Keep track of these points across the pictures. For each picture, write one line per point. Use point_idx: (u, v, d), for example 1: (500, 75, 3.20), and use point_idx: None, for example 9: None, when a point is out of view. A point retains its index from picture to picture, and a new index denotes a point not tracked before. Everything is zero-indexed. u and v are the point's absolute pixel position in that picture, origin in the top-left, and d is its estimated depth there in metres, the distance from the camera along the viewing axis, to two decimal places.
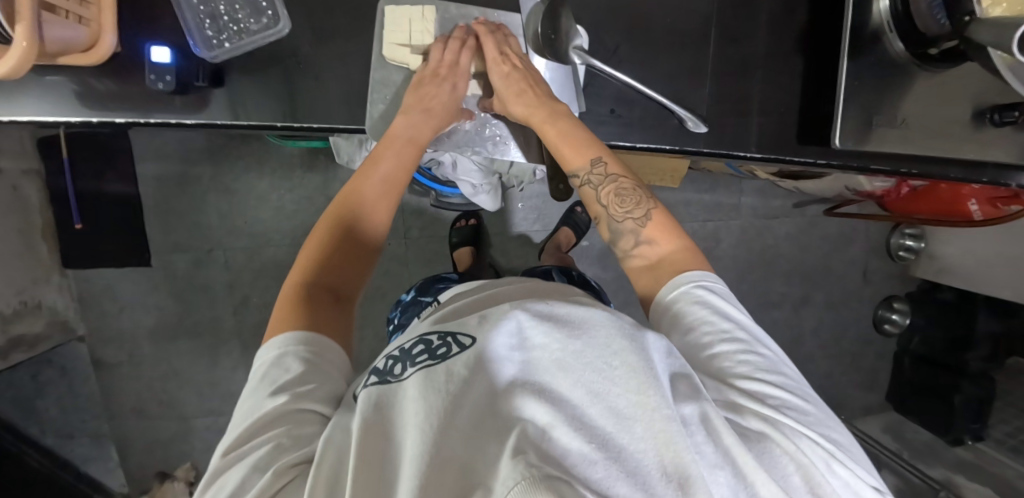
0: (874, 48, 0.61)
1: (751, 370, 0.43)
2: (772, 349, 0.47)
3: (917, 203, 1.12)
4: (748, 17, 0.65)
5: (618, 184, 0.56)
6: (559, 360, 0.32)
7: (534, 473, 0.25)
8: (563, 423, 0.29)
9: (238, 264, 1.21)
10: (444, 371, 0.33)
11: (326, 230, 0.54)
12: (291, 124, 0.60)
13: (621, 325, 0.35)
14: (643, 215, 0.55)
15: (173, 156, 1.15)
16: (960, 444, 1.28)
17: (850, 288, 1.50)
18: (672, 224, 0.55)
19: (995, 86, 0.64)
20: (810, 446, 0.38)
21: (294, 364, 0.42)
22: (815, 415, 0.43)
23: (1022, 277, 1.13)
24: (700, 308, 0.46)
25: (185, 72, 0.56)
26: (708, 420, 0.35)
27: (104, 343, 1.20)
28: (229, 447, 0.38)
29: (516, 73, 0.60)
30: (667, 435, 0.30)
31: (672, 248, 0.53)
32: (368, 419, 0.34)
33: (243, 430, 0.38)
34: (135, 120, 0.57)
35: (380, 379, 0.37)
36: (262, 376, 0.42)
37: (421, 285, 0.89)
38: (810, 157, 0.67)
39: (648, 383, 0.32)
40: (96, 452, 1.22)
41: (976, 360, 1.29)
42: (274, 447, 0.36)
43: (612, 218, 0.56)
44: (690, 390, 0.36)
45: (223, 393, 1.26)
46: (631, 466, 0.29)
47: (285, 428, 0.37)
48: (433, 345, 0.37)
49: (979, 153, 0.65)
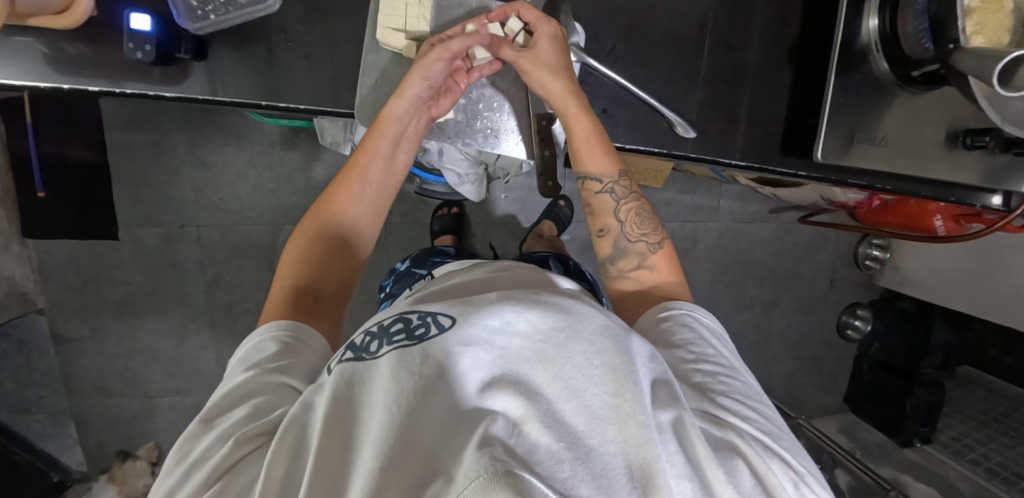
0: (862, 66, 0.63)
1: (729, 390, 0.45)
2: (748, 379, 0.48)
3: (887, 216, 1.17)
4: (743, 25, 0.66)
5: (639, 205, 0.60)
6: (542, 353, 0.33)
7: (498, 467, 0.25)
8: (536, 420, 0.30)
9: (212, 241, 1.17)
10: (419, 353, 0.33)
11: (310, 230, 0.55)
12: (274, 104, 0.58)
13: (609, 326, 0.36)
14: (656, 242, 0.59)
15: (146, 125, 1.10)
16: (910, 445, 1.36)
17: (817, 294, 1.55)
18: (675, 260, 0.60)
19: (970, 111, 0.66)
20: (782, 470, 0.40)
21: (271, 346, 0.44)
22: (786, 442, 0.44)
23: (980, 293, 1.19)
24: (687, 331, 0.50)
25: (165, 42, 0.52)
26: (680, 427, 0.36)
27: (67, 316, 1.16)
28: (204, 415, 0.40)
29: (556, 52, 0.58)
30: (637, 439, 0.31)
31: (668, 278, 0.58)
32: (338, 398, 0.34)
33: (217, 401, 0.40)
34: (108, 89, 0.55)
35: (355, 355, 0.36)
36: (242, 358, 0.44)
37: (418, 256, 0.89)
38: (792, 168, 0.69)
39: (626, 386, 0.33)
40: (54, 427, 1.19)
41: (929, 368, 1.37)
42: (242, 417, 0.38)
43: (625, 235, 0.59)
44: (667, 397, 0.37)
45: (189, 373, 1.23)
46: (597, 468, 0.29)
47: (256, 399, 0.39)
48: (410, 322, 0.36)
49: (949, 174, 0.68)
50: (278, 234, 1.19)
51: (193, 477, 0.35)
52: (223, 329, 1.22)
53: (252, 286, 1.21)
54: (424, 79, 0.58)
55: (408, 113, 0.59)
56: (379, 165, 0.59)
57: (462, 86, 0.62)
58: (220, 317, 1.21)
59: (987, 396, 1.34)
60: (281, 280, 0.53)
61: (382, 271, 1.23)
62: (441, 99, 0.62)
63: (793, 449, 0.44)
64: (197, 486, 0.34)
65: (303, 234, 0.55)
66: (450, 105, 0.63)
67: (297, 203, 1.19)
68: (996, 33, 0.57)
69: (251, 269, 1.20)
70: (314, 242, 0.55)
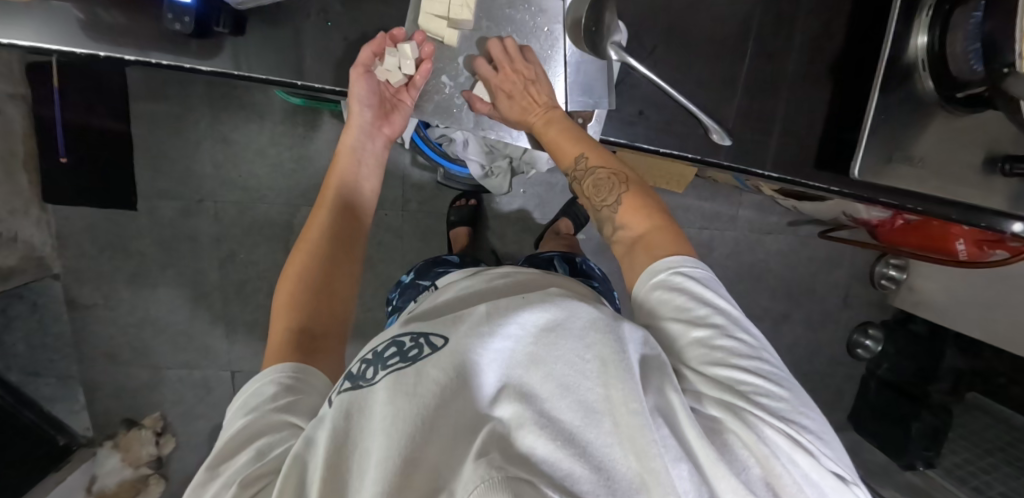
0: (905, 84, 0.61)
1: (728, 355, 0.44)
2: (752, 334, 0.47)
3: (907, 235, 1.14)
4: (785, 34, 0.65)
5: (593, 172, 0.58)
6: (534, 355, 0.34)
7: (494, 475, 0.26)
8: (532, 424, 0.30)
9: (229, 218, 1.17)
10: (413, 373, 0.34)
11: (301, 271, 0.55)
12: (308, 84, 0.58)
13: (598, 317, 0.36)
14: (615, 203, 0.57)
15: (170, 97, 1.10)
16: (912, 468, 1.37)
17: (830, 310, 1.54)
18: (645, 204, 0.56)
19: (1010, 136, 0.64)
20: (776, 433, 0.39)
21: (269, 388, 0.44)
22: (791, 401, 0.43)
23: (997, 319, 1.17)
24: (678, 295, 0.47)
25: (204, 15, 0.52)
26: (670, 411, 0.36)
27: (81, 283, 1.16)
28: (210, 462, 0.38)
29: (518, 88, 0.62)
30: (632, 428, 0.31)
31: (646, 227, 0.54)
32: (337, 430, 0.33)
33: (219, 449, 0.39)
34: (140, 58, 0.54)
35: (352, 384, 0.37)
36: (241, 404, 0.44)
37: (421, 268, 0.88)
38: (824, 183, 0.67)
39: (617, 375, 0.32)
40: (62, 393, 1.20)
41: (936, 392, 1.39)
42: (247, 461, 0.37)
43: (594, 208, 0.59)
44: (658, 381, 0.37)
45: (199, 347, 1.23)
46: (597, 462, 0.30)
47: (259, 441, 0.39)
48: (404, 347, 0.37)
49: (984, 199, 0.66)
50: (295, 214, 1.19)
51: None
52: (234, 306, 1.22)
53: (265, 265, 1.21)
54: (362, 104, 0.62)
55: (362, 139, 0.66)
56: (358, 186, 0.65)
57: (408, 101, 0.66)
58: (231, 294, 1.22)
59: (995, 425, 1.29)
60: (276, 330, 0.51)
61: (396, 259, 1.23)
62: (391, 116, 0.67)
63: (798, 405, 0.43)
64: None
65: (289, 281, 0.54)
66: (403, 119, 0.67)
67: (315, 185, 1.19)
68: None
69: (265, 247, 1.20)
70: (301, 289, 0.54)
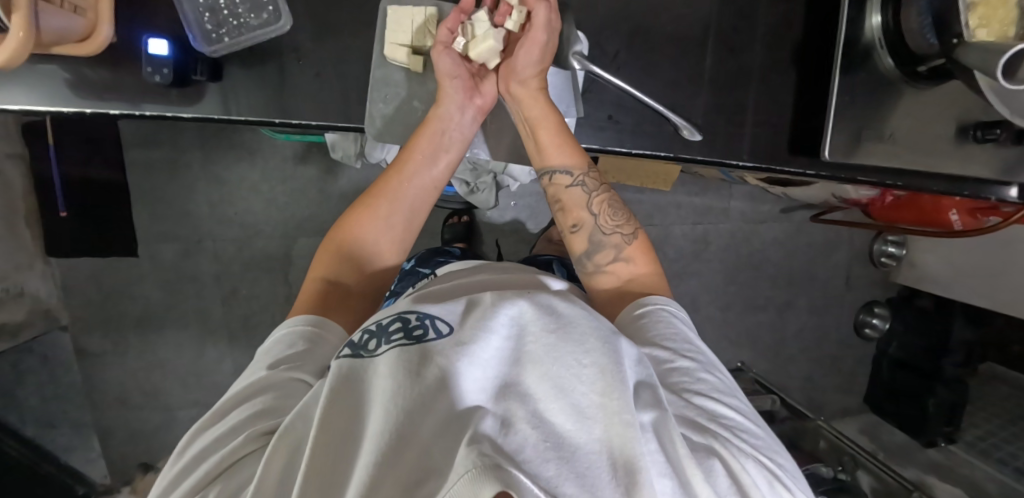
0: (865, 64, 0.63)
1: (707, 389, 0.46)
2: (723, 375, 0.50)
3: (901, 211, 1.14)
4: (746, 27, 0.66)
5: (610, 197, 0.62)
6: (533, 354, 0.35)
7: (484, 462, 0.26)
8: (525, 420, 0.31)
9: (228, 255, 1.20)
10: (418, 352, 0.34)
11: (344, 230, 0.59)
12: (287, 121, 0.59)
13: (599, 327, 0.37)
14: (631, 234, 0.61)
15: (163, 143, 1.13)
16: (933, 445, 1.35)
17: (833, 293, 1.53)
18: (650, 251, 0.61)
19: (978, 105, 0.65)
20: (754, 468, 0.40)
21: (297, 343, 0.47)
22: (762, 441, 0.45)
23: (999, 288, 1.17)
24: (665, 326, 0.51)
25: (182, 65, 0.55)
26: (663, 427, 0.36)
27: (88, 331, 1.18)
28: (224, 403, 0.42)
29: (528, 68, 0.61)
30: (623, 437, 0.31)
31: (646, 269, 0.59)
32: (336, 396, 0.34)
33: (234, 393, 0.43)
34: (129, 111, 0.57)
35: (352, 352, 0.37)
36: (267, 350, 0.47)
37: (422, 257, 0.89)
38: (799, 168, 0.68)
39: (614, 385, 0.33)
40: (78, 442, 1.21)
41: (952, 366, 1.33)
42: (254, 412, 0.40)
43: (600, 228, 0.61)
44: (651, 399, 0.37)
45: (209, 385, 1.25)
46: (581, 467, 0.29)
47: (267, 396, 0.41)
48: (410, 324, 0.37)
49: (961, 168, 0.67)
50: (292, 246, 1.21)
51: (205, 460, 0.38)
52: (240, 342, 1.24)
53: (267, 298, 1.23)
54: (452, 79, 0.61)
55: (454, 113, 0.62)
56: (437, 161, 0.63)
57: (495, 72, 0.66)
58: (237, 329, 1.23)
59: (1014, 393, 1.27)
60: (311, 278, 0.56)
61: None
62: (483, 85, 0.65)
63: (773, 455, 0.44)
64: (206, 471, 0.37)
65: (336, 240, 0.59)
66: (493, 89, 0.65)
67: (310, 216, 1.21)
68: (1002, 25, 0.56)
69: (265, 281, 1.22)
70: (343, 247, 0.58)
